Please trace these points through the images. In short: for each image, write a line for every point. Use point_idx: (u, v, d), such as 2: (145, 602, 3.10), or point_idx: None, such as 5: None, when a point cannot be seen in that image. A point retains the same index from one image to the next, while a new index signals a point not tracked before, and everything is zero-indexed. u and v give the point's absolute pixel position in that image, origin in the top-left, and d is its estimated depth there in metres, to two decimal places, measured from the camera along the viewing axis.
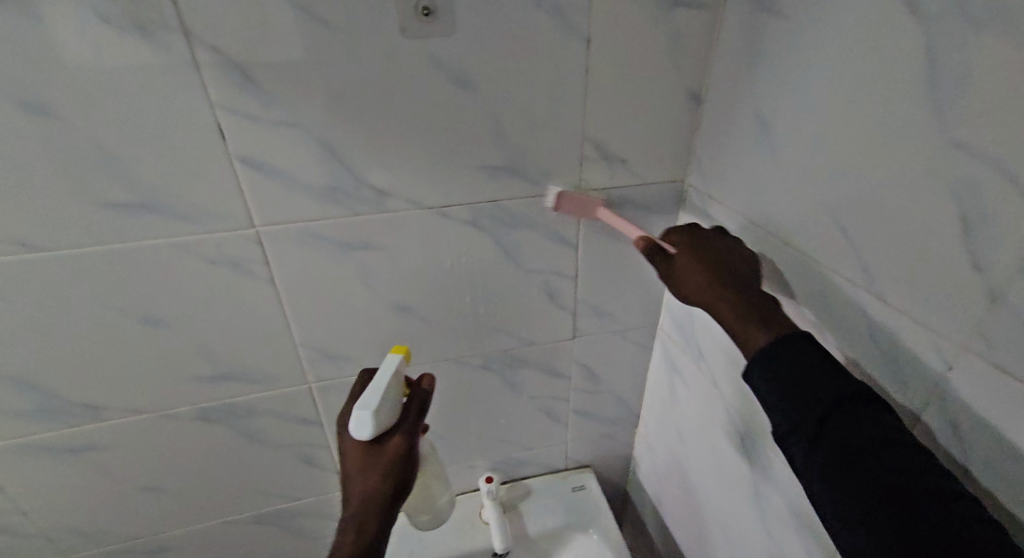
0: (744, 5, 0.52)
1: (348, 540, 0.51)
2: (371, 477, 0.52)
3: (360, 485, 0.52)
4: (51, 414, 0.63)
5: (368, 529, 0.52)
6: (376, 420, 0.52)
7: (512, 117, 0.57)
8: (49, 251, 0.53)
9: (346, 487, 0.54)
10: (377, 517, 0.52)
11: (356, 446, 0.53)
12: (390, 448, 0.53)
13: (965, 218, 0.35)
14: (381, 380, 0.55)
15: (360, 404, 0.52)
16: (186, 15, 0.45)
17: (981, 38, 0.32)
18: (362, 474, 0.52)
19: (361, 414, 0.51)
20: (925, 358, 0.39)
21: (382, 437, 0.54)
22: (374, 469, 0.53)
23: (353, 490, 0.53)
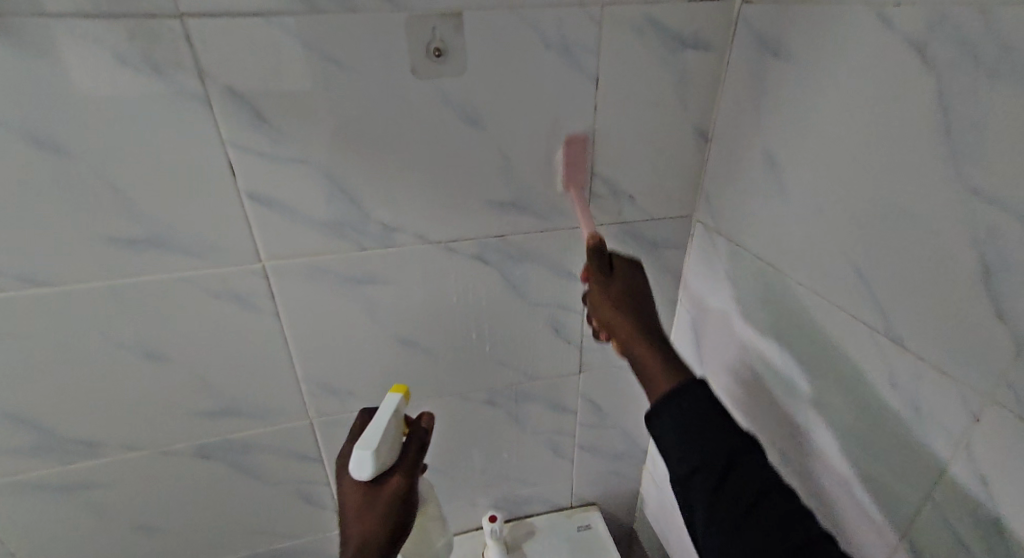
0: (750, 47, 0.53)
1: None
2: (370, 517, 0.50)
3: (358, 530, 0.50)
4: (47, 451, 0.62)
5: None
6: (377, 456, 0.51)
7: (521, 154, 0.57)
8: (52, 286, 0.52)
9: (342, 535, 0.51)
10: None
11: (353, 488, 0.52)
12: (388, 488, 0.52)
13: (987, 266, 0.34)
14: (381, 419, 0.54)
15: (359, 444, 0.51)
16: (201, 56, 0.46)
17: (995, 87, 0.32)
18: (360, 516, 0.50)
19: (361, 454, 0.51)
20: (949, 405, 0.38)
21: (382, 477, 0.53)
22: (373, 509, 0.51)
23: (350, 534, 0.50)
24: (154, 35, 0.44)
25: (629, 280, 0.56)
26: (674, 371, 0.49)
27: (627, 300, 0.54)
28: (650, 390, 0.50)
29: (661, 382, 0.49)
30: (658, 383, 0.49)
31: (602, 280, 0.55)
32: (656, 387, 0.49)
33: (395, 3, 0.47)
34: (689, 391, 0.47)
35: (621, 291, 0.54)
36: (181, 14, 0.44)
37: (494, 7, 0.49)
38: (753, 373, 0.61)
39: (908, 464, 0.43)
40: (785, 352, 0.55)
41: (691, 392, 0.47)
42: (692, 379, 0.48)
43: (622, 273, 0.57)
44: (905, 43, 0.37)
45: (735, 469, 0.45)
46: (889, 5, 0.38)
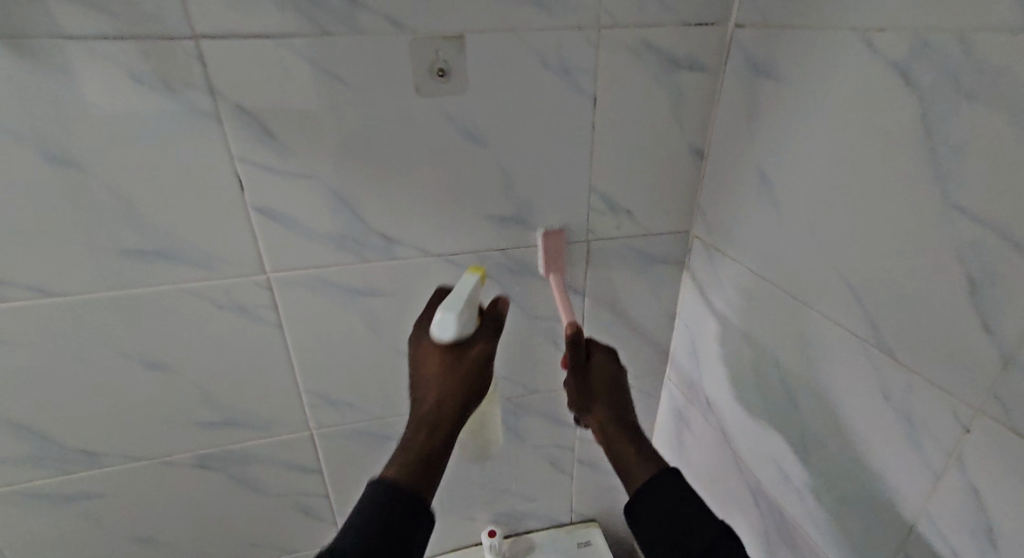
0: (743, 68, 0.55)
1: (420, 439, 0.47)
2: (449, 380, 0.49)
3: (434, 389, 0.49)
4: (49, 460, 0.62)
5: (440, 434, 0.47)
6: (459, 323, 0.49)
7: (521, 170, 0.59)
8: (61, 297, 0.54)
9: (417, 389, 0.50)
10: (451, 422, 0.48)
11: (434, 350, 0.50)
12: (471, 356, 0.50)
13: (972, 281, 0.35)
14: (464, 285, 0.52)
15: (444, 305, 0.50)
16: (212, 75, 0.47)
17: (974, 109, 0.33)
18: (440, 376, 0.49)
19: (444, 315, 0.49)
20: (941, 418, 0.39)
21: (464, 343, 0.50)
22: (453, 373, 0.49)
23: (427, 390, 0.49)
24: (169, 55, 0.46)
25: (611, 368, 0.56)
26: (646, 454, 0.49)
27: (607, 394, 0.54)
28: (626, 476, 0.49)
29: (636, 466, 0.49)
30: (635, 471, 0.48)
31: (579, 372, 0.55)
32: (632, 472, 0.49)
33: (400, 25, 0.49)
34: (660, 481, 0.46)
35: (599, 386, 0.55)
36: (195, 36, 0.46)
37: (495, 30, 0.51)
38: (754, 384, 0.61)
39: (903, 476, 0.43)
40: (784, 362, 0.55)
41: (665, 478, 0.47)
42: (657, 470, 0.48)
43: (601, 361, 0.56)
44: (889, 67, 0.38)
45: (716, 551, 0.42)
46: (873, 30, 0.39)
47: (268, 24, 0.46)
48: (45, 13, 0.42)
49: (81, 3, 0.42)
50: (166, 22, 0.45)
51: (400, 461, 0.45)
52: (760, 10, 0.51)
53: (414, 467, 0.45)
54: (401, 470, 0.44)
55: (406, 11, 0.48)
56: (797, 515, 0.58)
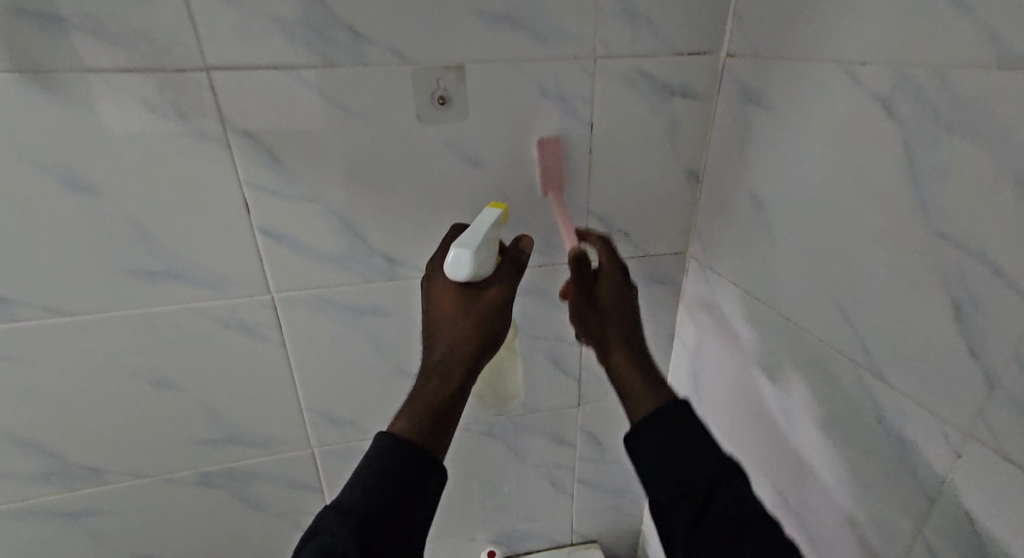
0: (735, 95, 0.56)
1: (431, 388, 0.46)
2: (460, 325, 0.47)
3: (448, 333, 0.47)
4: (54, 476, 0.63)
5: (451, 382, 0.46)
6: (474, 264, 0.46)
7: (519, 194, 0.60)
8: (72, 317, 0.55)
9: (430, 338, 0.48)
10: (463, 369, 0.47)
11: (449, 294, 0.49)
12: (487, 298, 0.48)
13: (958, 306, 0.36)
14: (482, 224, 0.49)
15: (458, 243, 0.47)
16: (223, 103, 0.49)
17: (953, 140, 0.34)
18: (452, 321, 0.48)
19: (459, 252, 0.46)
20: (933, 442, 0.39)
21: (478, 286, 0.49)
22: (466, 316, 0.48)
23: (440, 338, 0.48)
24: (182, 86, 0.48)
25: (617, 289, 0.52)
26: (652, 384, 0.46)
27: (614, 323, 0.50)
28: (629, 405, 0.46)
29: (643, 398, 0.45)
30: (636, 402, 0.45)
31: (585, 284, 0.52)
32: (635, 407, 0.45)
33: (403, 57, 0.51)
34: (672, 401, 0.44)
35: (608, 308, 0.51)
36: (207, 68, 0.48)
37: (494, 61, 0.53)
38: (752, 386, 0.60)
39: (898, 499, 0.43)
40: (781, 389, 0.55)
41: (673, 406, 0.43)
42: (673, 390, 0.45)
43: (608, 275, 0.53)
44: (872, 99, 0.40)
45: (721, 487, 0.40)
46: (856, 64, 0.41)
47: (277, 56, 0.49)
48: (65, 47, 0.45)
49: (100, 39, 0.45)
50: (180, 56, 0.47)
51: (407, 415, 0.44)
52: (751, 41, 0.53)
53: (423, 420, 0.44)
54: (410, 423, 0.44)
55: (409, 43, 0.51)
56: (797, 543, 0.57)
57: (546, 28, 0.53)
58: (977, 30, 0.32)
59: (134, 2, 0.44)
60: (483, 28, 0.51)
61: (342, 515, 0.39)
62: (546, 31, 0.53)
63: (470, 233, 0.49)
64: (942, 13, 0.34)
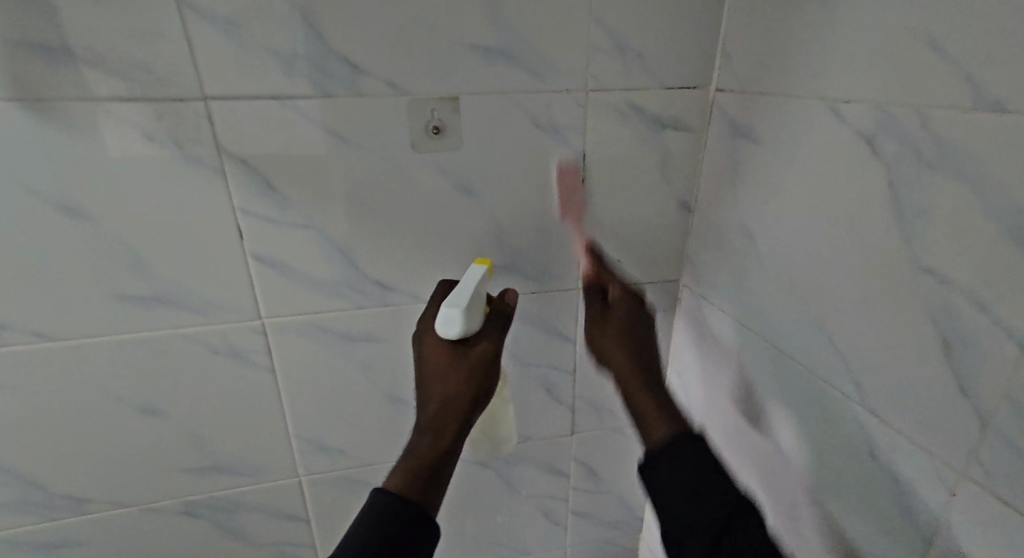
0: (724, 128, 0.57)
1: (424, 445, 0.45)
2: (452, 380, 0.47)
3: (440, 388, 0.47)
4: (33, 506, 0.62)
5: (445, 438, 0.46)
6: (465, 319, 0.47)
7: (513, 222, 0.61)
8: (59, 342, 0.55)
9: (422, 392, 0.48)
10: (457, 423, 0.46)
11: (438, 348, 0.49)
12: (476, 353, 0.49)
13: (946, 341, 0.36)
14: (468, 283, 0.51)
15: (448, 302, 0.48)
16: (219, 131, 0.50)
17: (936, 178, 0.35)
18: (443, 377, 0.48)
19: (450, 311, 0.47)
20: (928, 479, 0.39)
21: (468, 341, 0.50)
22: (458, 372, 0.48)
23: (431, 393, 0.47)
24: (179, 115, 0.48)
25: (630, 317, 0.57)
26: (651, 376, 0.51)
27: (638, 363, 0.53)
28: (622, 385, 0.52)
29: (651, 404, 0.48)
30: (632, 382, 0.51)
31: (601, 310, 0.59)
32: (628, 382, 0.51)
33: (398, 88, 0.52)
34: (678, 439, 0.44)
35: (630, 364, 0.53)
36: (205, 97, 0.48)
37: (489, 93, 0.54)
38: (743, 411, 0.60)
39: (894, 537, 0.43)
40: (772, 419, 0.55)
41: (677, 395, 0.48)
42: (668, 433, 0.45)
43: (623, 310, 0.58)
44: (856, 134, 0.40)
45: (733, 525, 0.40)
46: (840, 100, 0.42)
47: (274, 87, 0.49)
48: (64, 76, 0.45)
49: (99, 68, 0.45)
50: (178, 85, 0.47)
51: (402, 471, 0.44)
52: (738, 77, 0.54)
53: (417, 477, 0.43)
54: (404, 479, 0.43)
55: (405, 75, 0.51)
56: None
57: (539, 62, 0.54)
58: (955, 72, 0.33)
59: (134, 34, 0.45)
60: (477, 62, 0.53)
61: None
62: (539, 65, 0.54)
63: (458, 290, 0.50)
64: (921, 54, 0.35)
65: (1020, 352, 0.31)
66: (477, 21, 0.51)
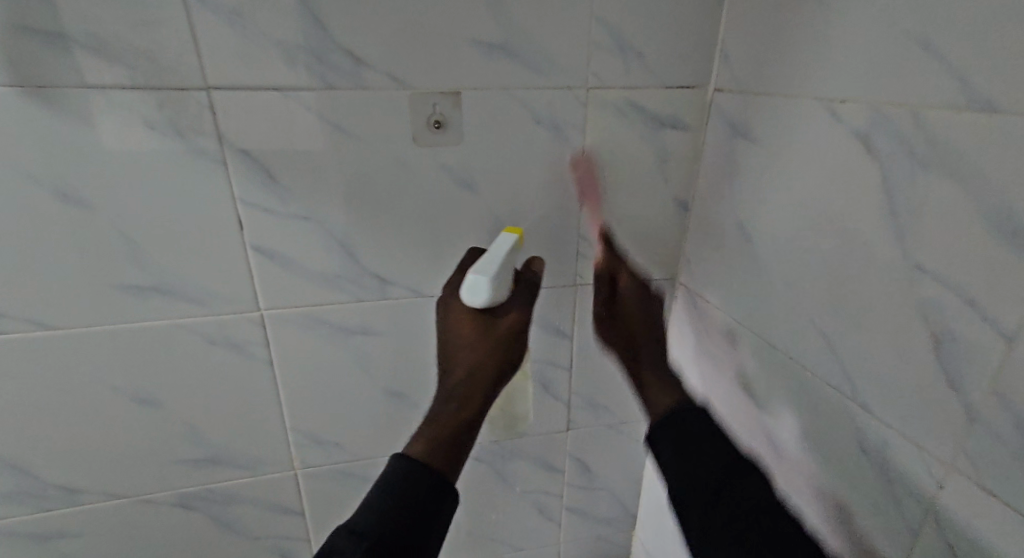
0: (722, 128, 0.58)
1: (448, 414, 0.46)
2: (479, 351, 0.48)
3: (467, 359, 0.48)
4: (26, 496, 0.61)
5: (469, 411, 0.47)
6: (494, 286, 0.46)
7: (512, 218, 0.61)
8: (56, 331, 0.54)
9: (448, 360, 0.49)
10: (481, 397, 0.48)
11: (466, 319, 0.48)
12: (504, 325, 0.48)
13: (936, 337, 0.37)
14: (496, 252, 0.49)
15: (475, 270, 0.46)
16: (221, 122, 0.50)
17: (928, 177, 0.36)
18: (471, 349, 0.48)
19: (476, 279, 0.46)
20: (917, 472, 0.40)
21: (496, 312, 0.48)
22: (485, 344, 0.48)
23: (458, 363, 0.48)
24: (182, 104, 0.49)
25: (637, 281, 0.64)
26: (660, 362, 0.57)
27: None
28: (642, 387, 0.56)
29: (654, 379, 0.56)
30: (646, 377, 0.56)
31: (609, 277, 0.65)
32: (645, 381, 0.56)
33: (400, 82, 0.52)
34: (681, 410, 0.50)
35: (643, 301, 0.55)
36: (208, 88, 0.49)
37: (490, 89, 0.55)
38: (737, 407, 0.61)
39: (883, 529, 0.44)
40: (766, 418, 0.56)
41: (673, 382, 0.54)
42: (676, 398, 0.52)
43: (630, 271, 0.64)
44: (852, 134, 0.41)
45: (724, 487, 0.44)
46: (836, 101, 0.43)
47: (278, 79, 0.50)
48: (66, 63, 0.45)
49: (102, 56, 0.45)
50: (182, 76, 0.48)
51: (425, 439, 0.45)
52: (736, 78, 0.55)
53: (439, 446, 0.44)
54: (427, 447, 0.44)
55: (407, 70, 0.52)
56: None
57: (541, 59, 0.54)
58: (948, 74, 0.34)
59: (138, 23, 0.45)
60: (480, 58, 0.53)
61: (356, 538, 0.38)
62: (541, 62, 0.54)
63: (487, 259, 0.49)
64: (915, 56, 0.36)
65: (1007, 346, 0.32)
66: (480, 17, 0.51)
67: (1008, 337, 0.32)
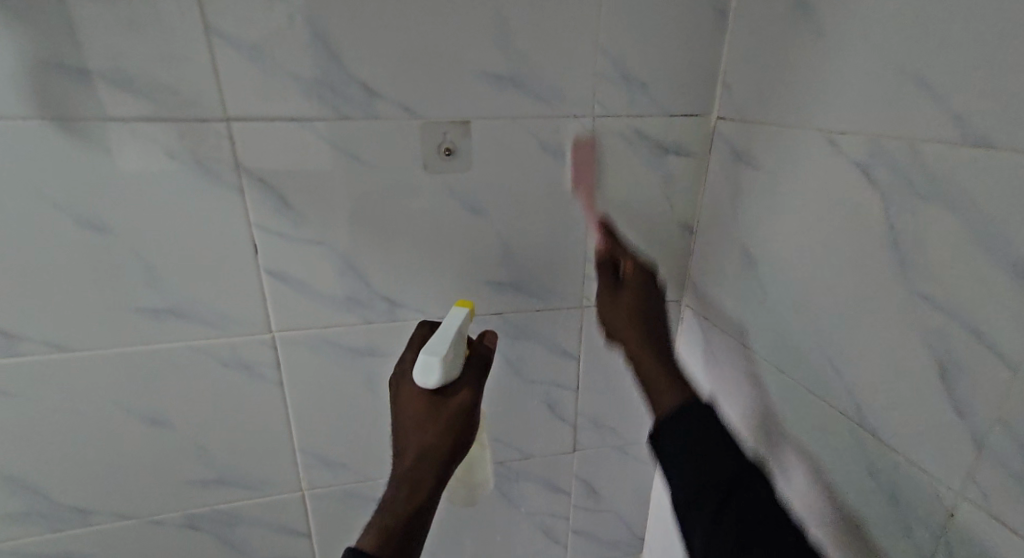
0: (725, 154, 0.59)
1: (399, 501, 0.45)
2: (431, 431, 0.47)
3: (417, 439, 0.47)
4: (37, 517, 0.62)
5: (421, 494, 0.46)
6: (445, 369, 0.47)
7: (519, 242, 0.62)
8: (72, 352, 0.56)
9: (399, 442, 0.48)
10: (432, 478, 0.47)
11: (417, 397, 0.48)
12: (453, 405, 0.48)
13: (941, 364, 0.37)
14: (446, 330, 0.50)
15: (425, 350, 0.48)
16: (239, 150, 0.52)
17: (928, 208, 0.37)
18: (420, 427, 0.47)
19: (428, 359, 0.47)
20: (927, 499, 0.40)
21: (449, 389, 0.48)
22: (437, 422, 0.47)
23: (408, 444, 0.47)
24: (201, 134, 0.50)
25: (640, 295, 0.57)
26: (675, 379, 0.50)
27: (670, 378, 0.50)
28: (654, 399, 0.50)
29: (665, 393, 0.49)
30: (661, 395, 0.49)
31: (611, 286, 0.59)
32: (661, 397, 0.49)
33: (412, 112, 0.54)
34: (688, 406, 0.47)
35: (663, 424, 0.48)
36: (227, 118, 0.50)
37: (499, 118, 0.56)
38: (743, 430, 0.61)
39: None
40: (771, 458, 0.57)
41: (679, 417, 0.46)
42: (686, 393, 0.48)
43: (634, 284, 0.58)
44: (852, 164, 0.42)
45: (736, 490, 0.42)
46: (837, 131, 0.44)
47: (293, 109, 0.51)
48: (92, 96, 0.47)
49: (127, 89, 0.47)
50: (202, 107, 0.49)
51: (377, 528, 0.44)
52: (739, 106, 0.57)
53: (392, 537, 0.43)
54: (378, 538, 0.43)
55: (419, 100, 0.54)
56: None
57: (548, 89, 0.56)
58: (945, 109, 0.35)
59: (163, 57, 0.47)
60: (488, 88, 0.55)
61: None
62: (549, 92, 0.56)
63: (438, 337, 0.49)
64: (912, 91, 0.37)
65: (1012, 376, 0.33)
66: (490, 50, 0.53)
67: (1012, 366, 0.33)
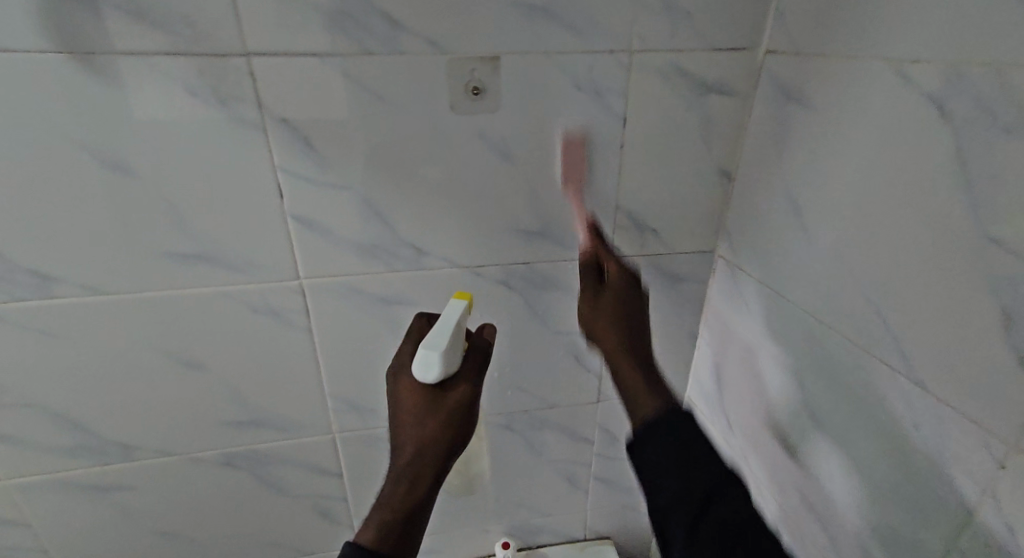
0: (773, 92, 0.55)
1: (398, 495, 0.45)
2: (429, 426, 0.46)
3: (413, 434, 0.46)
4: (86, 451, 0.65)
5: (421, 487, 0.46)
6: (444, 362, 0.46)
7: (548, 188, 0.60)
8: (107, 295, 0.56)
9: (396, 436, 0.48)
10: (431, 472, 0.46)
11: (415, 390, 0.47)
12: (451, 399, 0.47)
13: (1008, 312, 0.35)
14: (446, 322, 0.49)
15: (426, 344, 0.46)
16: (262, 89, 0.50)
17: (1011, 143, 0.33)
18: (420, 423, 0.46)
19: (428, 354, 0.46)
20: (977, 452, 0.38)
21: (447, 384, 0.48)
22: (435, 418, 0.47)
23: (406, 438, 0.46)
24: (222, 72, 0.48)
25: (624, 297, 0.55)
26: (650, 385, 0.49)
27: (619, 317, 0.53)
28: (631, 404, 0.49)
29: (644, 399, 0.48)
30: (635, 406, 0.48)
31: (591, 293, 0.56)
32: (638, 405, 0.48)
33: (439, 47, 0.51)
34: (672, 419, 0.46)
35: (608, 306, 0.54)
36: (247, 55, 0.48)
37: (531, 53, 0.53)
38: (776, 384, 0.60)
39: (933, 509, 0.43)
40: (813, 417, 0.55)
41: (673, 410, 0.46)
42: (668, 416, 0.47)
43: (614, 287, 0.55)
44: (923, 97, 0.39)
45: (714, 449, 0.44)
46: (908, 61, 0.40)
47: (315, 44, 0.49)
48: (110, 30, 0.45)
49: (145, 22, 0.45)
50: (222, 41, 0.47)
51: (375, 522, 0.44)
52: (793, 39, 0.52)
53: (390, 532, 0.44)
54: (377, 533, 0.44)
55: (446, 33, 0.50)
56: (816, 538, 0.57)
57: (583, 21, 0.52)
58: None
59: None
60: (520, 20, 0.51)
61: None
62: (584, 24, 0.52)
63: (438, 328, 0.48)
64: (1005, 9, 0.33)
65: None
66: None
67: None
